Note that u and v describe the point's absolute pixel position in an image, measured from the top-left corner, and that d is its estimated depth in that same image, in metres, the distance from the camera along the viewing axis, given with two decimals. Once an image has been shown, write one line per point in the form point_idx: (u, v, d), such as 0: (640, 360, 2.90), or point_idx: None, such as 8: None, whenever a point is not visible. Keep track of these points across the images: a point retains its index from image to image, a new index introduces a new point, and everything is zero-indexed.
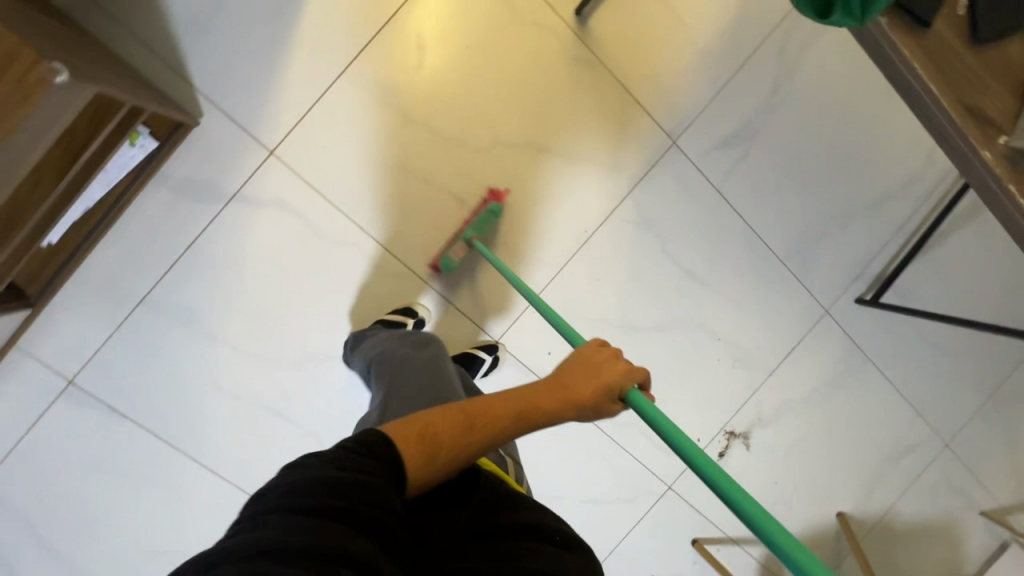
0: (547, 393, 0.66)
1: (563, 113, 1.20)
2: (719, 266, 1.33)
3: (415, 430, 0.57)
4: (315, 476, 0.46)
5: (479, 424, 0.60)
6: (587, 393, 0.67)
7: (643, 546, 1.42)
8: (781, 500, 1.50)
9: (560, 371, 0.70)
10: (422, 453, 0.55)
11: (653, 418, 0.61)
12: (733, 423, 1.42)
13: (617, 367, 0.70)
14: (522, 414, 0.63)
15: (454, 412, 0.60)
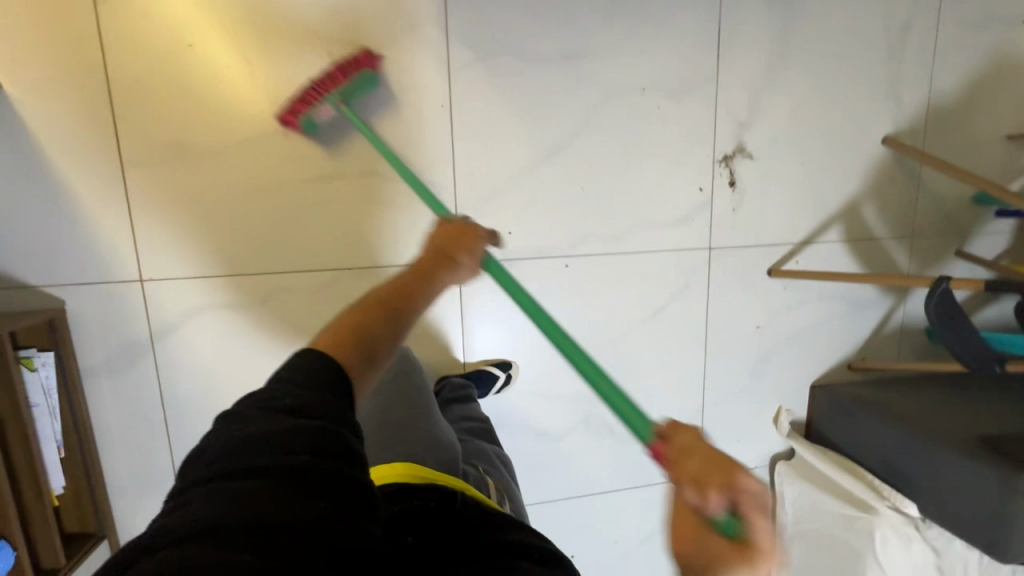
0: (419, 278, 0.85)
1: (324, 17, 1.05)
2: (587, 24, 1.16)
3: (343, 329, 0.71)
4: (270, 428, 0.55)
5: (377, 303, 0.77)
6: (433, 254, 0.90)
7: (726, 311, 1.37)
8: (820, 174, 1.36)
9: (434, 252, 0.92)
10: (361, 354, 0.68)
11: (502, 270, 0.90)
12: (721, 148, 1.28)
13: (463, 224, 0.94)
14: (400, 284, 0.82)
15: (358, 306, 0.75)
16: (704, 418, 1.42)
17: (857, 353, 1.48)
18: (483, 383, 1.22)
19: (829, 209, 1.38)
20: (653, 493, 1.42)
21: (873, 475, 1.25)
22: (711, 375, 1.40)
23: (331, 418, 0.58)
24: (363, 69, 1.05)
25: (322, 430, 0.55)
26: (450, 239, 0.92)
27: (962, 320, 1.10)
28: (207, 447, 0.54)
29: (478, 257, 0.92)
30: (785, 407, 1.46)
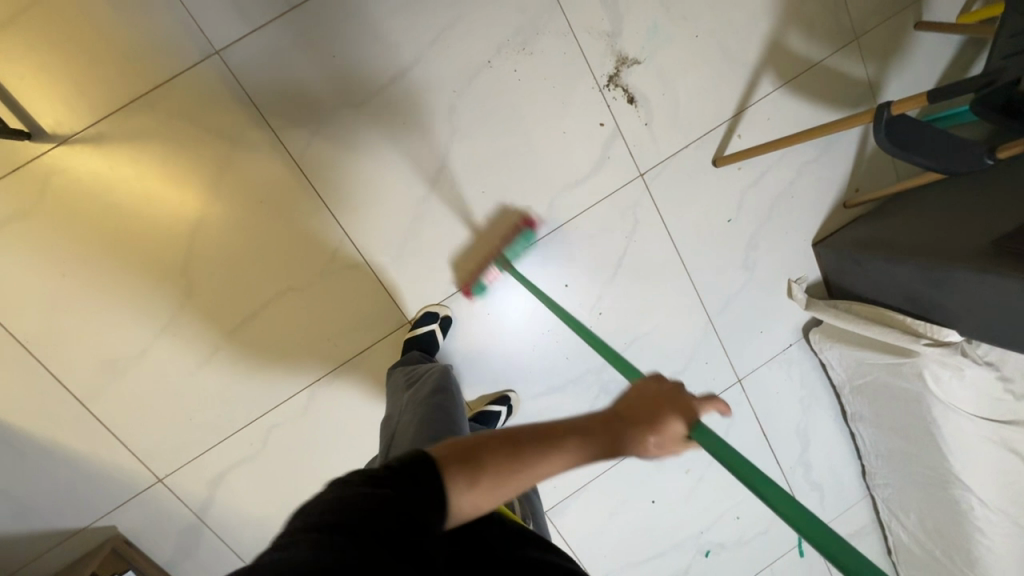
0: (577, 427, 0.54)
1: (157, 178, 1.03)
2: (398, 33, 1.05)
3: (476, 441, 0.53)
4: (342, 494, 0.47)
5: (528, 445, 0.52)
6: (659, 418, 0.54)
7: (688, 222, 1.28)
8: (723, 33, 1.19)
9: (615, 408, 0.56)
10: (470, 476, 0.50)
11: (727, 450, 0.55)
12: (602, 72, 1.15)
13: (671, 394, 0.56)
14: (582, 433, 0.53)
15: (512, 436, 0.53)
16: (717, 329, 1.36)
17: (848, 188, 1.35)
18: (488, 419, 1.20)
19: (749, 62, 1.22)
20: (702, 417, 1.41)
21: (901, 315, 1.17)
22: (704, 288, 1.33)
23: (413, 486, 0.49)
24: (522, 231, 1.16)
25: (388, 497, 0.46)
26: (669, 400, 0.55)
27: (934, 145, 0.95)
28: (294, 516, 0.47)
29: (689, 424, 0.55)
30: (795, 278, 1.37)
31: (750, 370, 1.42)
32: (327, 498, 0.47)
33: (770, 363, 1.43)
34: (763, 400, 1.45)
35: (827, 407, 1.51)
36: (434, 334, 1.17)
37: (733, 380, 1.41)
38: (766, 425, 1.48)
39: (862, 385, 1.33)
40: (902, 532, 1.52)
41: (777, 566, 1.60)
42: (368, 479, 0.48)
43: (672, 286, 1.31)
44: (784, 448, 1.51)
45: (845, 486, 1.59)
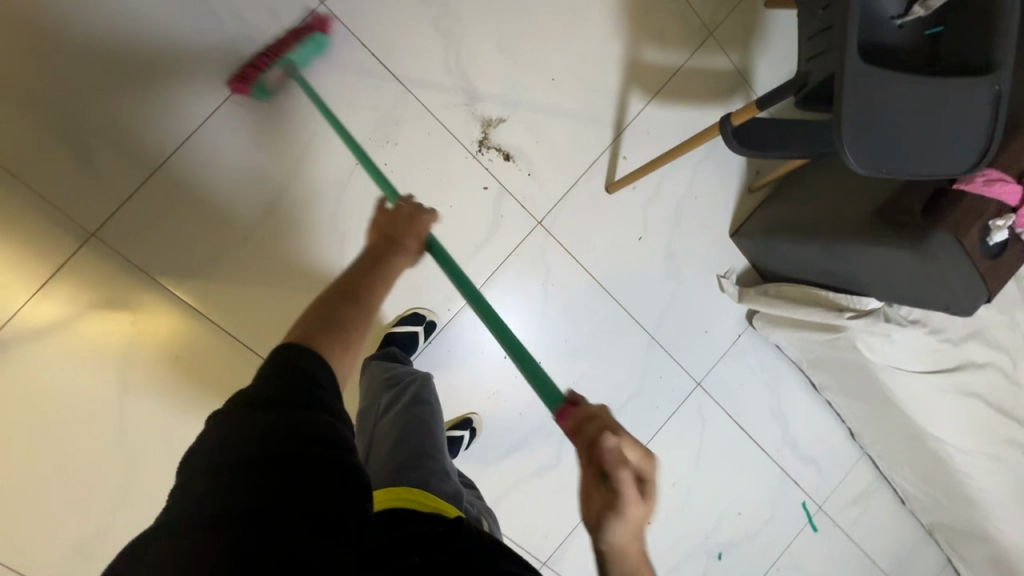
0: (380, 256, 0.73)
1: (61, 369, 1.02)
2: (264, 164, 1.09)
3: (310, 317, 0.61)
4: (239, 425, 0.47)
5: (378, 285, 0.69)
6: (417, 238, 0.77)
7: (600, 249, 1.29)
8: (577, 68, 1.20)
9: (381, 236, 0.77)
10: (338, 347, 0.59)
11: (449, 259, 0.77)
12: (472, 139, 1.17)
13: (424, 223, 0.79)
14: (389, 258, 0.73)
15: (366, 281, 0.69)
16: (660, 341, 1.37)
17: (748, 172, 1.36)
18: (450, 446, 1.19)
19: (613, 86, 1.23)
20: (674, 429, 1.41)
21: (824, 291, 1.17)
22: (636, 307, 1.34)
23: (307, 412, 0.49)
24: (315, 33, 1.03)
25: (292, 446, 0.46)
26: (402, 230, 0.77)
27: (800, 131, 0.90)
28: (200, 445, 0.47)
29: (423, 240, 0.78)
30: (723, 272, 1.38)
31: (707, 371, 1.42)
32: (232, 428, 0.47)
33: (725, 357, 1.43)
34: (729, 393, 1.45)
35: (793, 380, 1.51)
36: (416, 335, 1.18)
37: (693, 385, 1.41)
38: (741, 417, 1.47)
39: (814, 359, 1.33)
40: (905, 482, 1.51)
41: (792, 546, 1.59)
42: (262, 404, 0.49)
43: (604, 314, 1.32)
44: (764, 433, 1.51)
45: (837, 450, 1.59)
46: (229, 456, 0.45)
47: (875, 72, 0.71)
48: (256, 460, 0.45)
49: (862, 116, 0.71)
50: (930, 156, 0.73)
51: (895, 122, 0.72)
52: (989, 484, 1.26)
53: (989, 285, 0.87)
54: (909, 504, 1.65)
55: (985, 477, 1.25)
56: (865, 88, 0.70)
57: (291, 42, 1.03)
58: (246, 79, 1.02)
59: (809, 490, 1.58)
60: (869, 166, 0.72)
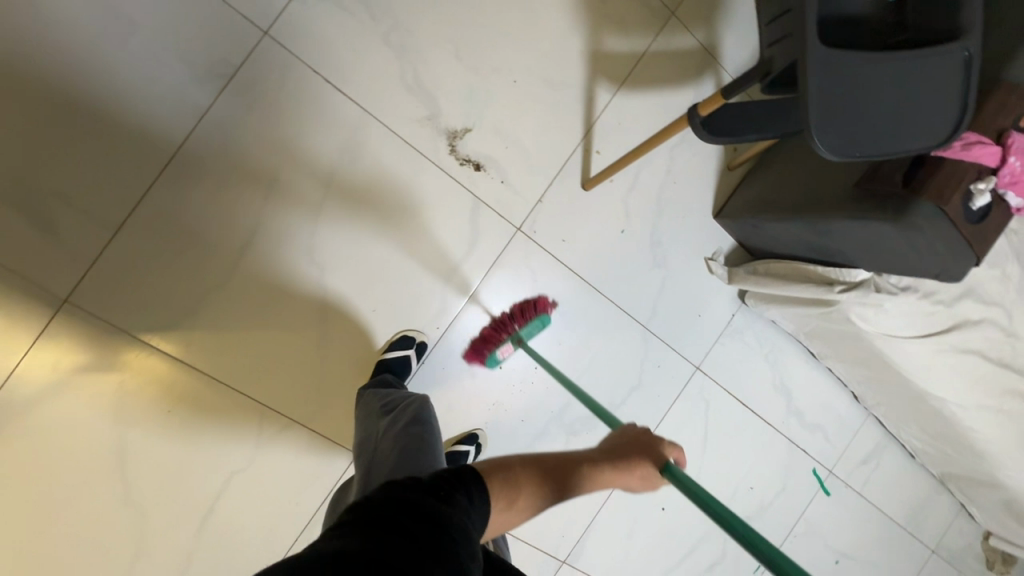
0: (578, 455, 0.70)
1: (56, 438, 1.01)
2: (231, 205, 1.06)
3: (483, 467, 0.65)
4: (390, 497, 0.50)
5: (546, 471, 0.67)
6: (641, 457, 0.68)
7: (585, 248, 1.27)
8: (539, 67, 1.17)
9: (605, 449, 0.71)
10: (504, 499, 0.62)
11: (701, 489, 0.63)
12: (441, 154, 1.14)
13: (659, 440, 0.71)
14: (584, 459, 0.69)
15: (536, 461, 0.68)
16: (656, 331, 1.36)
17: (725, 150, 1.33)
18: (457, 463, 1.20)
19: (578, 81, 1.20)
20: (678, 416, 1.42)
21: (813, 266, 1.16)
22: (627, 301, 1.33)
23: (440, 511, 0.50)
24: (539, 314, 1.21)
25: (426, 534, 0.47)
26: (640, 437, 0.71)
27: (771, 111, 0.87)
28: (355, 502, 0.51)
29: (660, 459, 0.68)
30: (710, 256, 1.36)
31: (705, 355, 1.41)
32: (383, 494, 0.51)
33: (722, 338, 1.42)
34: (729, 374, 1.45)
35: (793, 352, 1.51)
36: (406, 359, 1.17)
37: (692, 370, 1.41)
38: (743, 395, 1.47)
39: (810, 331, 1.32)
40: (912, 438, 1.52)
41: (807, 512, 1.61)
42: (411, 487, 0.53)
43: (596, 312, 1.31)
44: (768, 408, 1.51)
45: (843, 414, 1.59)
46: (371, 517, 0.48)
47: (840, 54, 0.68)
48: (387, 526, 0.47)
49: (829, 101, 0.69)
50: (900, 133, 0.71)
51: (863, 103, 0.70)
52: (995, 435, 1.27)
53: (977, 252, 0.86)
54: (919, 458, 1.66)
55: (990, 429, 1.26)
56: (829, 71, 0.68)
57: (519, 322, 1.21)
58: (480, 349, 1.22)
59: (819, 456, 1.59)
60: (838, 151, 0.70)
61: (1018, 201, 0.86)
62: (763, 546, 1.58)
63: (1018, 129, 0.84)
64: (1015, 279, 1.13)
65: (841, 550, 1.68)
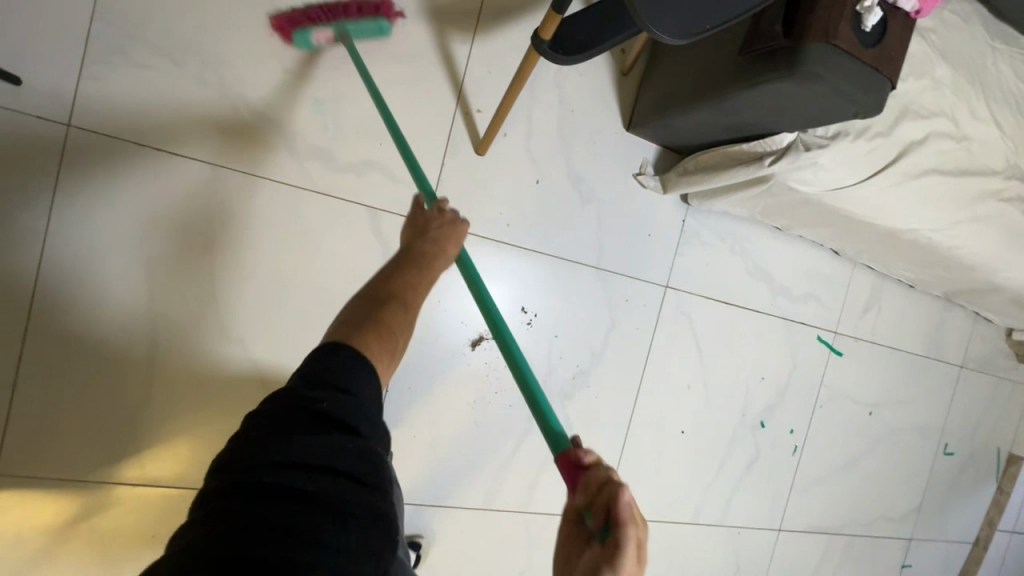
0: (417, 249, 0.80)
1: None
2: (122, 314, 0.97)
3: (344, 320, 0.66)
4: (291, 403, 0.52)
5: (382, 292, 0.71)
6: (449, 243, 0.83)
7: (504, 213, 1.19)
8: (379, 46, 1.05)
9: (411, 225, 0.86)
10: (342, 333, 0.64)
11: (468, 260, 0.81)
12: (315, 178, 1.05)
13: (448, 213, 0.86)
14: (421, 254, 0.79)
15: (376, 282, 0.74)
16: (610, 267, 1.29)
17: (614, 57, 1.21)
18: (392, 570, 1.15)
19: (427, 44, 1.08)
20: (663, 339, 1.37)
21: (738, 145, 1.06)
22: (570, 250, 1.25)
23: (332, 418, 0.52)
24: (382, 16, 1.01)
25: (319, 444, 0.50)
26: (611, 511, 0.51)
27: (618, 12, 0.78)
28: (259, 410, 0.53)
29: (458, 237, 0.85)
30: (638, 171, 1.27)
31: (669, 271, 1.34)
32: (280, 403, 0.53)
33: (680, 248, 1.35)
34: (701, 280, 1.38)
35: (759, 232, 1.43)
36: None
37: (662, 291, 1.34)
38: (721, 294, 1.41)
39: (763, 209, 1.25)
40: (902, 271, 1.47)
41: (824, 378, 1.58)
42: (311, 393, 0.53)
43: (541, 272, 1.24)
44: (752, 297, 1.45)
45: (829, 274, 1.53)
46: (268, 436, 0.50)
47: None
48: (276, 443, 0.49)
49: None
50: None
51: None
52: (981, 245, 1.19)
53: (885, 74, 0.77)
54: (919, 287, 1.61)
55: (975, 241, 1.18)
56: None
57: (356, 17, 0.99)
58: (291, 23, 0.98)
59: (819, 323, 1.54)
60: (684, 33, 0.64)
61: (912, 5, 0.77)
62: (793, 428, 1.56)
63: None
64: (947, 80, 1.03)
65: (871, 400, 1.66)
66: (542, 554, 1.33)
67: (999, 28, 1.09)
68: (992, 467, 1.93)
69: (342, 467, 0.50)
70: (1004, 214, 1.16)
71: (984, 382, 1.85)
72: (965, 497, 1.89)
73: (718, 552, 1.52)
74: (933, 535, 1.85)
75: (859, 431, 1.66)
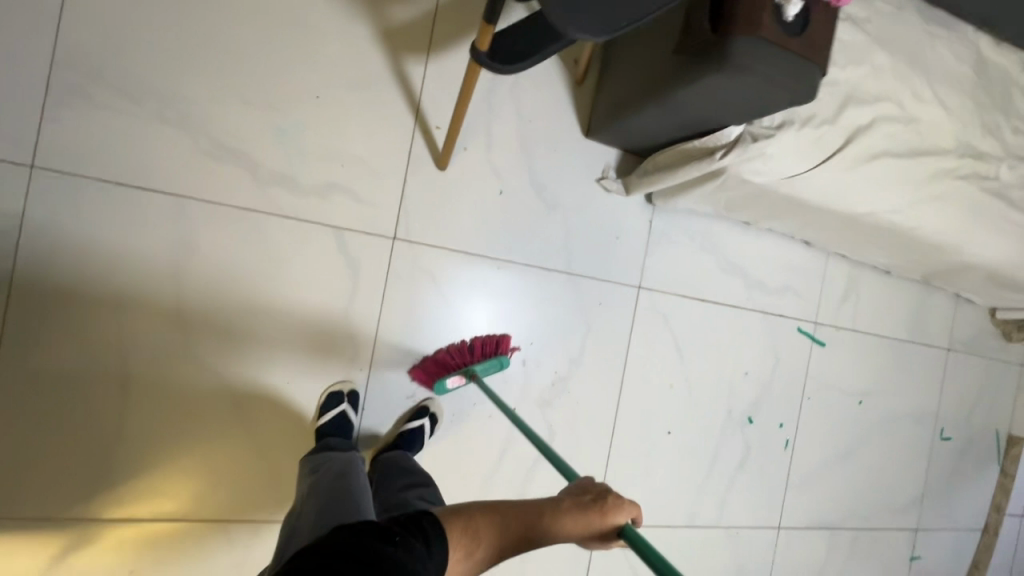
0: (566, 499, 0.74)
1: None
2: (91, 348, 0.98)
3: (456, 518, 0.72)
4: (354, 530, 0.64)
5: (508, 516, 0.74)
6: (599, 528, 0.73)
7: (471, 226, 1.21)
8: (335, 73, 1.09)
9: (575, 489, 0.77)
10: (460, 550, 0.70)
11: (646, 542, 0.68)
12: (278, 202, 1.07)
13: (623, 509, 0.74)
14: (556, 506, 0.73)
15: (499, 506, 0.75)
16: (580, 272, 1.30)
17: (567, 67, 1.25)
18: None
19: (381, 67, 1.12)
20: (641, 340, 1.37)
21: (691, 142, 1.08)
22: (539, 257, 1.27)
23: (377, 552, 0.61)
24: None
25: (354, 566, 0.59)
26: None
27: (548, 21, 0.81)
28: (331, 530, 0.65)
29: (617, 527, 0.73)
30: (600, 176, 1.29)
31: (642, 272, 1.35)
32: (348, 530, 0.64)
33: (650, 249, 1.36)
34: (674, 280, 1.39)
35: (729, 229, 1.44)
36: (343, 414, 1.10)
37: (635, 292, 1.35)
38: (696, 292, 1.42)
39: (726, 204, 1.26)
40: (875, 257, 1.48)
41: (809, 370, 1.57)
42: (378, 529, 0.65)
43: (512, 281, 1.25)
44: (728, 293, 1.46)
45: (804, 265, 1.54)
46: (337, 540, 0.62)
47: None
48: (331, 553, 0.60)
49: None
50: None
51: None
52: (943, 225, 1.21)
53: (815, 62, 0.79)
54: (896, 272, 1.62)
55: (936, 221, 1.20)
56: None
57: None
58: None
59: (798, 315, 1.55)
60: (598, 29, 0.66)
61: None
62: (783, 423, 1.55)
63: None
64: (887, 66, 1.06)
65: (861, 390, 1.65)
66: (537, 566, 1.31)
67: (934, 14, 1.12)
68: (993, 450, 1.90)
69: None
70: (960, 192, 1.18)
71: (975, 364, 1.84)
72: (968, 483, 1.86)
73: (718, 555, 1.50)
74: (939, 524, 1.82)
75: (852, 421, 1.65)
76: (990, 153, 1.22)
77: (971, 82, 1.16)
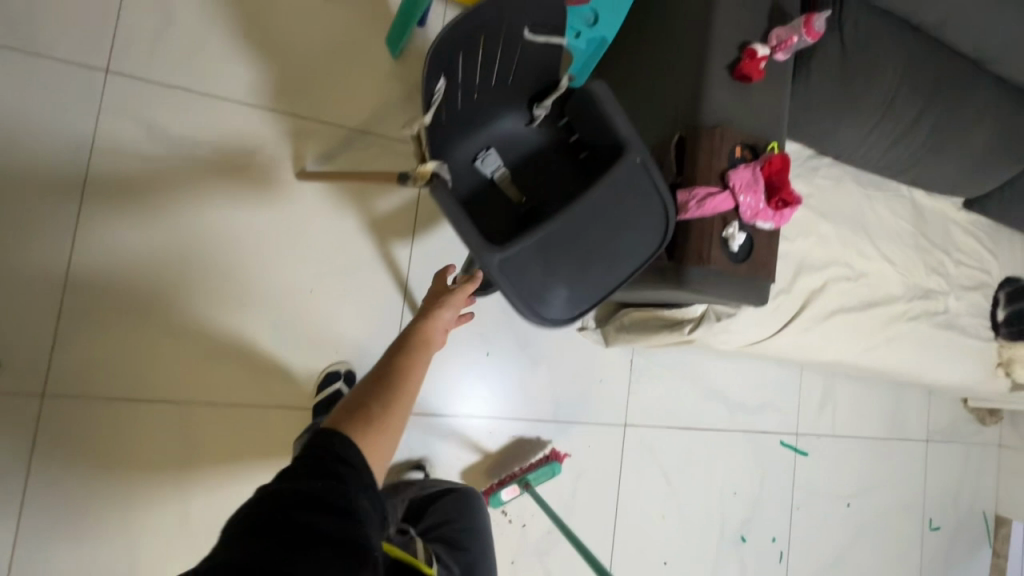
0: (440, 311, 0.84)
1: None
2: (102, 559, 1.02)
3: (343, 412, 0.67)
4: (287, 479, 0.56)
5: (388, 373, 0.73)
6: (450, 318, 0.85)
7: (461, 388, 1.27)
8: (327, 266, 1.16)
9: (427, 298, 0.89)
10: (361, 425, 0.64)
11: None
12: (278, 393, 1.13)
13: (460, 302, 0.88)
14: (426, 318, 0.83)
15: (372, 377, 0.72)
16: (569, 417, 1.36)
17: None
18: None
19: (370, 255, 1.19)
20: (631, 475, 1.42)
21: (662, 310, 1.17)
22: (527, 409, 1.33)
23: (326, 467, 0.58)
24: None
25: (320, 487, 0.55)
26: None
27: None
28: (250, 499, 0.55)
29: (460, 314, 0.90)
30: (581, 325, 1.37)
31: (626, 410, 1.42)
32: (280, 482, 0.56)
33: (634, 385, 1.43)
34: (659, 412, 1.45)
35: (708, 356, 1.52)
36: None
37: (622, 429, 1.41)
38: (681, 420, 1.48)
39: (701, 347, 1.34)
40: None
41: (796, 480, 1.63)
42: (314, 458, 0.59)
43: (502, 435, 1.31)
44: (711, 417, 1.52)
45: (782, 381, 1.61)
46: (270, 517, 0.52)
47: (515, 246, 0.67)
48: (289, 511, 0.53)
49: (529, 296, 0.69)
50: (608, 271, 0.74)
51: (557, 272, 0.71)
52: (904, 360, 1.29)
53: (762, 276, 0.89)
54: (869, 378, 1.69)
55: (897, 358, 1.28)
56: (511, 271, 0.68)
57: None
58: None
59: (780, 428, 1.61)
60: (562, 320, 0.72)
61: (771, 224, 0.88)
62: (776, 536, 1.59)
63: (734, 164, 0.86)
64: (833, 235, 1.17)
65: (847, 492, 1.71)
66: None
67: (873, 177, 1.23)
68: (982, 533, 1.95)
69: (340, 512, 0.54)
70: (913, 331, 1.28)
71: (955, 451, 1.90)
72: (962, 569, 1.90)
73: None
74: None
75: (843, 524, 1.69)
76: (937, 289, 1.32)
77: (910, 232, 1.28)
